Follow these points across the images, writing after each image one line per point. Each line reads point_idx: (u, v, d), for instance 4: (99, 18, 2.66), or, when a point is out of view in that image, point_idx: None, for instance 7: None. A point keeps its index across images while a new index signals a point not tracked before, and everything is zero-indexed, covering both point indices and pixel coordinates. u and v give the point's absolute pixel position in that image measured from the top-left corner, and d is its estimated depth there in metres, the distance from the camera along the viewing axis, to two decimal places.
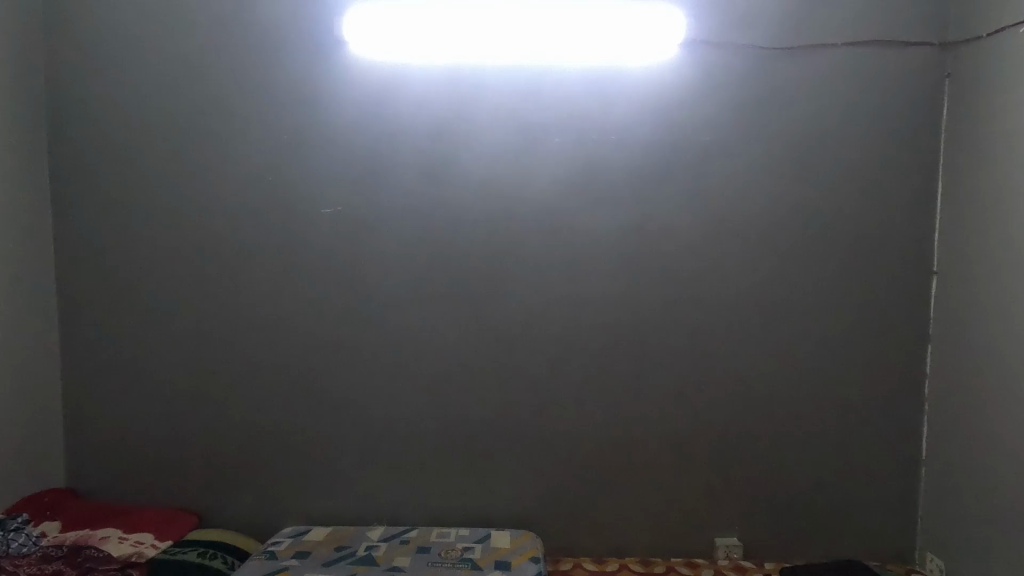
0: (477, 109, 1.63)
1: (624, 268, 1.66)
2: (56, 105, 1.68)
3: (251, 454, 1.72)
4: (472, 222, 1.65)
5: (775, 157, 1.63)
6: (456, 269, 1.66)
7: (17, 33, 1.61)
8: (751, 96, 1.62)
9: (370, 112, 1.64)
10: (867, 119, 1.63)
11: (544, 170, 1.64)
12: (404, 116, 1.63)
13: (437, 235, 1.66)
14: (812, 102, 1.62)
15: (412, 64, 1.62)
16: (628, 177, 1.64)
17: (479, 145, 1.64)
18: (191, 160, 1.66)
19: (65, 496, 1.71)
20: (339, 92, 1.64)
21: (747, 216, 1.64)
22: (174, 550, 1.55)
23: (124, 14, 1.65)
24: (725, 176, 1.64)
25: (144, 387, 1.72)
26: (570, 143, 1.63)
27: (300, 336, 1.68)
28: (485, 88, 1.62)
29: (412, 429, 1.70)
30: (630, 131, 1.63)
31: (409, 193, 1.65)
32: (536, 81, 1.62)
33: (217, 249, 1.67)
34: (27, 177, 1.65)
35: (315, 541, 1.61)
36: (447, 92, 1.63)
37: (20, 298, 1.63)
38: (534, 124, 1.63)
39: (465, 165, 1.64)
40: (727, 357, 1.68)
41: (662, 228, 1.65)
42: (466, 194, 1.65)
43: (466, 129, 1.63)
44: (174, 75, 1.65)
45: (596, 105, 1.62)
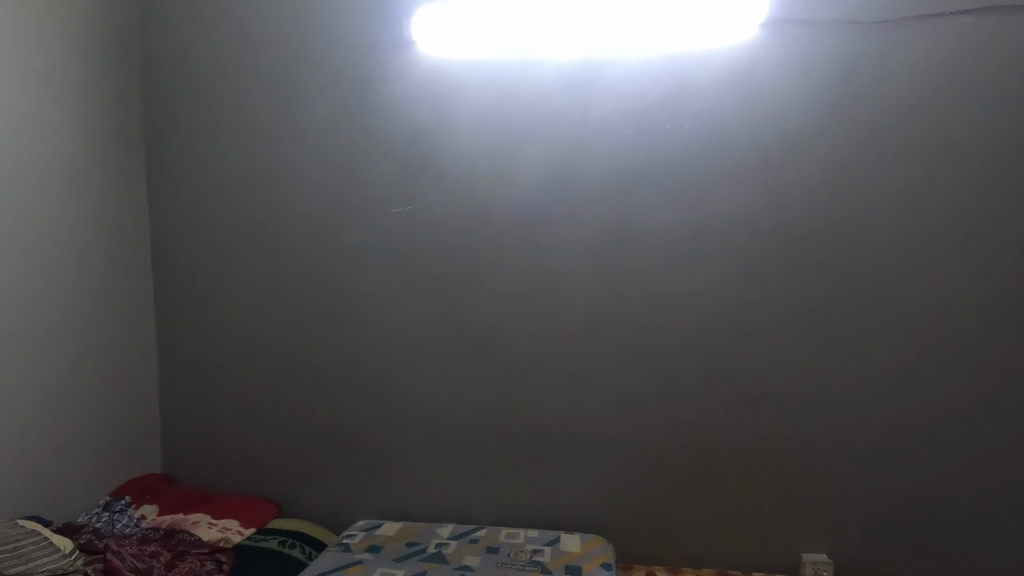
0: (544, 104, 1.59)
1: (685, 265, 1.58)
2: (152, 114, 1.80)
3: (325, 448, 1.77)
4: (540, 219, 1.62)
5: (829, 147, 1.50)
6: (523, 267, 1.64)
7: (118, 47, 1.74)
8: (802, 78, 1.50)
9: (436, 111, 1.64)
10: (945, 99, 1.46)
11: (614, 162, 1.58)
12: (471, 114, 1.63)
13: (504, 233, 1.64)
14: (863, 85, 1.48)
15: (478, 61, 1.61)
16: (650, 166, 1.56)
17: (545, 140, 1.60)
18: (270, 164, 1.73)
19: (161, 481, 1.82)
20: (404, 92, 1.65)
21: (802, 206, 1.52)
22: (257, 538, 1.61)
23: (209, 28, 1.74)
24: (779, 166, 1.52)
25: (229, 380, 1.81)
26: (641, 136, 1.56)
27: (370, 333, 1.72)
28: (553, 82, 1.59)
29: (480, 427, 1.69)
30: (706, 120, 1.54)
31: (476, 191, 1.64)
32: (570, 75, 1.58)
33: (294, 248, 1.74)
34: (127, 185, 1.77)
35: (387, 536, 1.63)
36: (513, 88, 1.60)
37: (122, 296, 1.76)
38: (604, 117, 1.57)
39: (528, 159, 1.61)
40: (817, 359, 1.55)
41: (726, 221, 1.55)
42: (534, 191, 1.62)
43: (509, 125, 1.61)
44: (251, 82, 1.73)
45: (668, 94, 1.55)
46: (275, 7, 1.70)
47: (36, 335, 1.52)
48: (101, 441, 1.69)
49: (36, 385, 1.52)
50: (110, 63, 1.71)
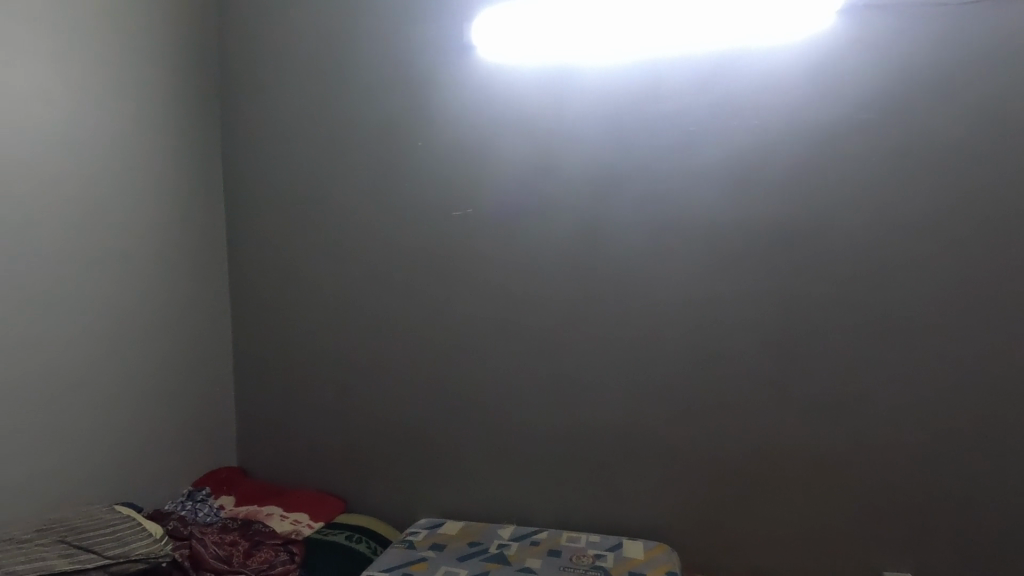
0: (606, 104, 1.58)
1: (693, 259, 1.55)
2: (229, 122, 1.91)
3: (389, 446, 1.81)
4: (601, 219, 1.61)
5: (814, 136, 1.47)
6: (576, 268, 1.63)
7: (198, 58, 1.84)
8: (785, 71, 1.47)
9: (497, 114, 1.66)
10: (952, 92, 1.39)
11: (678, 160, 1.55)
12: (531, 116, 1.64)
13: (565, 234, 1.63)
14: (850, 71, 1.44)
15: (538, 63, 1.62)
16: (622, 163, 1.58)
17: (607, 140, 1.59)
18: (337, 170, 1.80)
19: (237, 473, 1.91)
20: (460, 96, 1.69)
21: (799, 201, 1.48)
22: (325, 531, 1.67)
23: (281, 41, 1.82)
24: (764, 160, 1.50)
25: (298, 378, 1.88)
26: (707, 133, 1.52)
27: (432, 333, 1.75)
28: (614, 81, 1.57)
29: (540, 428, 1.69)
30: (776, 115, 1.48)
31: (536, 192, 1.65)
32: (632, 73, 1.56)
33: (359, 250, 1.79)
34: (207, 192, 1.88)
35: (449, 535, 1.65)
36: (574, 89, 1.60)
37: (204, 297, 1.86)
38: (667, 114, 1.54)
39: (589, 159, 1.60)
40: (899, 364, 1.46)
41: (726, 215, 1.53)
42: (596, 191, 1.60)
43: (570, 126, 1.61)
44: (320, 90, 1.80)
45: (735, 89, 1.50)
46: (342, 16, 1.76)
47: (130, 332, 1.63)
48: (184, 433, 1.79)
49: (129, 380, 1.63)
50: (191, 73, 1.82)
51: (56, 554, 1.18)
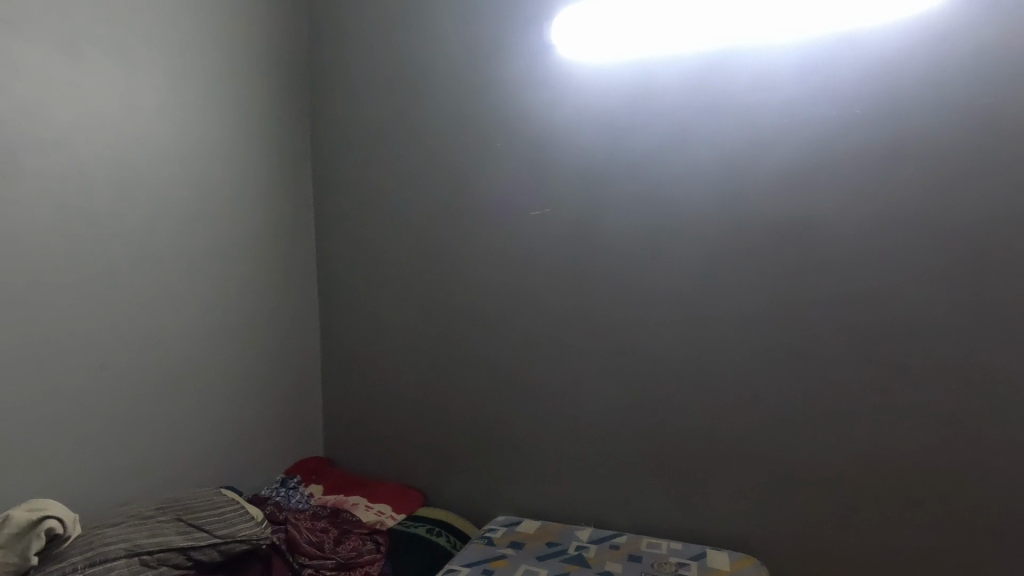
0: (688, 102, 1.54)
1: (708, 255, 1.54)
2: (318, 129, 2.00)
3: (467, 443, 1.84)
4: (685, 218, 1.56)
5: (800, 133, 1.45)
6: (652, 267, 1.60)
7: (291, 65, 1.95)
8: (775, 67, 1.46)
9: (576, 114, 1.65)
10: (960, 84, 1.32)
11: (767, 156, 1.48)
12: (612, 115, 1.61)
13: (648, 233, 1.60)
14: (842, 64, 1.40)
15: (620, 61, 1.60)
16: (690, 160, 1.54)
17: (690, 138, 1.54)
18: (419, 171, 1.85)
19: (324, 463, 2.00)
20: (536, 98, 1.69)
21: (794, 196, 1.46)
22: (407, 523, 1.73)
23: (367, 49, 1.89)
24: (751, 159, 1.49)
25: (380, 373, 1.95)
26: (800, 127, 1.45)
27: (511, 333, 1.76)
28: (698, 78, 1.53)
29: (620, 430, 1.66)
30: (879, 107, 1.38)
31: (616, 191, 1.62)
32: (717, 69, 1.51)
33: (442, 249, 1.83)
34: (299, 196, 1.98)
35: (527, 533, 1.65)
36: (652, 88, 1.57)
37: (295, 295, 1.96)
38: (755, 110, 1.48)
39: (671, 158, 1.56)
40: (980, 374, 1.34)
41: (714, 212, 1.53)
42: (679, 190, 1.56)
43: (651, 124, 1.58)
44: (404, 93, 1.85)
45: (816, 87, 1.43)
46: (426, 21, 1.80)
47: (231, 327, 1.74)
48: (278, 422, 1.90)
49: (230, 372, 1.74)
50: (285, 79, 1.92)
51: (174, 530, 1.27)
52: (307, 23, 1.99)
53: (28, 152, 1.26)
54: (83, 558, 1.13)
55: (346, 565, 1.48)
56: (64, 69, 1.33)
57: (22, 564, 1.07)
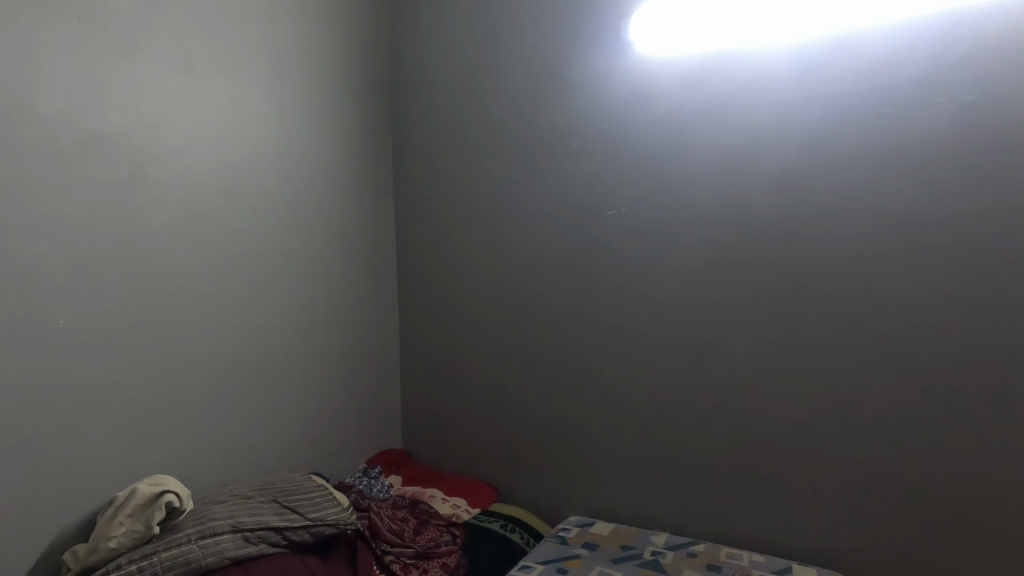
0: (763, 97, 1.49)
1: (772, 255, 1.50)
2: (399, 135, 2.09)
3: (541, 442, 1.86)
4: (767, 216, 1.50)
5: (789, 134, 1.46)
6: (730, 267, 1.55)
7: (375, 73, 2.04)
8: (770, 72, 1.47)
9: (653, 111, 1.62)
10: (956, 84, 1.30)
11: (857, 151, 1.40)
12: (689, 112, 1.57)
13: (727, 233, 1.55)
14: (836, 65, 1.41)
15: (698, 55, 1.55)
16: (772, 155, 1.48)
17: (768, 135, 1.49)
18: (496, 173, 1.89)
19: (402, 455, 2.09)
20: (612, 97, 1.68)
21: (789, 197, 1.47)
22: (482, 518, 1.77)
23: (448, 56, 1.95)
24: (742, 161, 1.52)
25: (456, 371, 2.01)
26: (894, 120, 1.36)
27: (586, 333, 1.76)
28: (776, 72, 1.47)
29: (699, 436, 1.61)
30: (984, 97, 1.28)
31: (692, 189, 1.58)
32: (799, 61, 1.44)
33: (517, 249, 1.86)
34: (381, 199, 2.07)
35: (601, 535, 1.64)
36: (717, 87, 1.53)
37: (378, 294, 2.06)
38: (841, 101, 1.41)
39: (750, 154, 1.51)
40: None
41: (740, 215, 1.53)
42: (761, 186, 1.50)
43: (728, 121, 1.53)
44: (483, 97, 1.89)
45: (792, 94, 1.46)
46: (505, 25, 1.84)
47: (320, 323, 1.84)
48: (361, 414, 1.99)
49: (319, 365, 1.84)
50: (369, 86, 2.02)
51: (272, 510, 1.37)
52: (390, 31, 2.08)
53: (150, 163, 1.39)
54: (195, 530, 1.24)
55: (424, 554, 1.53)
56: (180, 87, 1.46)
57: (147, 533, 1.21)
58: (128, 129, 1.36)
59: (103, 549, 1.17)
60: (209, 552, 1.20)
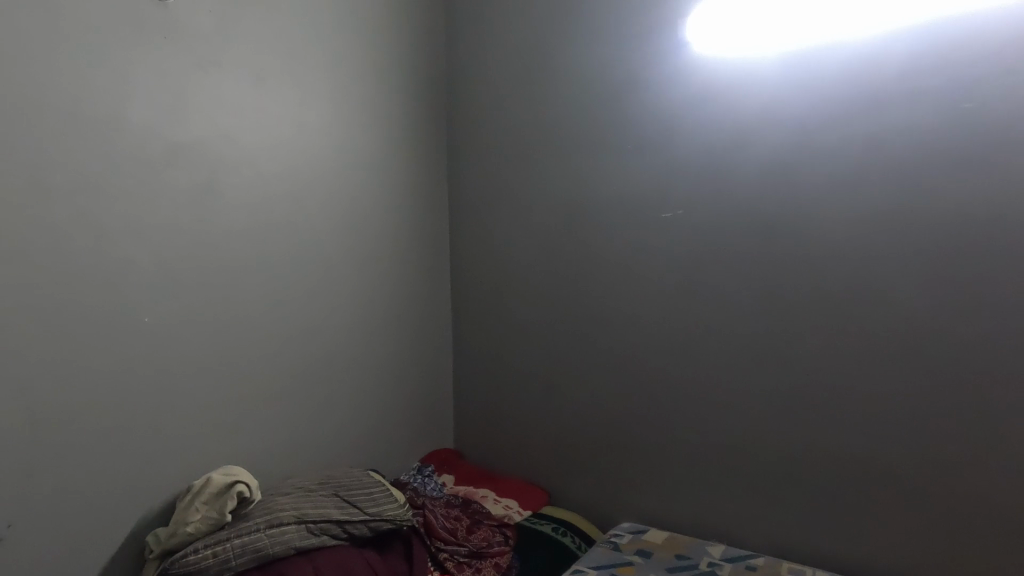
0: (824, 96, 1.43)
1: (838, 259, 1.43)
2: (453, 141, 2.13)
3: (593, 446, 1.84)
4: (831, 218, 1.43)
5: (771, 133, 1.50)
6: (791, 271, 1.49)
7: (431, 80, 2.09)
8: (752, 77, 1.52)
9: (709, 112, 1.59)
10: (937, 84, 1.31)
11: (931, 152, 1.32)
12: (747, 113, 1.53)
13: (788, 235, 1.49)
14: (822, 66, 1.42)
15: (758, 54, 1.50)
16: (835, 155, 1.42)
17: (831, 135, 1.42)
18: (548, 177, 1.89)
19: (454, 455, 2.12)
20: (669, 98, 1.65)
21: (774, 193, 1.50)
22: (534, 520, 1.77)
23: (503, 62, 1.97)
24: (726, 159, 1.57)
25: (508, 372, 2.02)
26: (972, 118, 1.28)
27: (641, 337, 1.73)
28: (838, 71, 1.41)
29: (760, 446, 1.56)
30: None
31: (748, 191, 1.54)
32: (864, 58, 1.37)
33: (569, 252, 1.86)
34: (436, 203, 2.12)
35: (655, 543, 1.61)
36: (775, 86, 1.49)
37: (432, 296, 2.10)
38: (903, 100, 1.34)
39: (812, 154, 1.45)
40: None
41: (801, 217, 1.47)
42: (824, 187, 1.44)
43: (789, 121, 1.47)
44: (537, 102, 1.91)
45: (770, 98, 1.49)
46: (561, 28, 1.84)
47: (378, 323, 1.90)
48: (416, 413, 2.04)
49: (377, 364, 1.90)
50: (426, 93, 2.07)
51: (333, 504, 1.42)
52: (446, 38, 2.13)
53: (224, 170, 1.48)
54: (263, 520, 1.30)
55: (478, 554, 1.55)
56: (251, 99, 1.54)
57: (219, 521, 1.28)
58: (206, 140, 1.44)
59: (181, 534, 1.25)
60: (276, 541, 1.26)
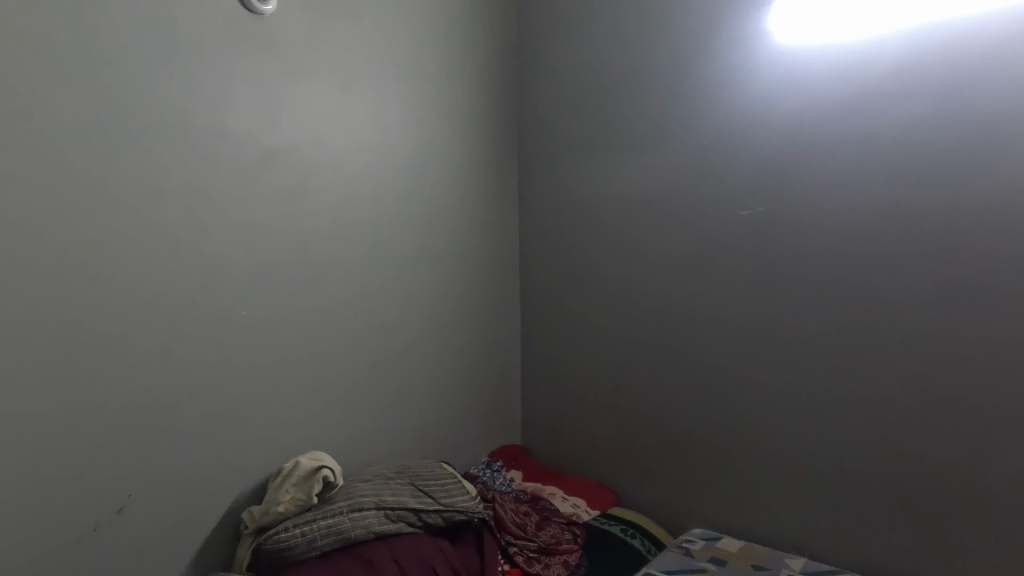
0: (906, 88, 1.34)
1: (934, 261, 1.33)
2: (525, 141, 2.15)
3: (663, 449, 1.81)
4: (923, 216, 1.34)
5: (763, 134, 1.57)
6: (882, 272, 1.39)
7: (504, 81, 2.12)
8: (733, 95, 1.62)
9: (787, 106, 1.52)
10: (913, 95, 1.34)
11: None
12: (828, 106, 1.45)
13: (876, 234, 1.40)
14: (808, 78, 1.48)
15: (840, 43, 1.43)
16: (926, 149, 1.33)
17: (920, 129, 1.33)
18: (621, 175, 1.88)
19: (521, 452, 2.14)
20: (749, 92, 1.59)
21: (846, 188, 1.44)
22: (602, 520, 1.76)
23: (577, 61, 1.98)
24: (771, 154, 1.55)
25: (576, 371, 2.02)
26: None
27: (716, 338, 1.67)
28: (921, 62, 1.33)
29: (844, 457, 1.47)
30: None
31: (831, 188, 1.46)
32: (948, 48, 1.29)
33: (640, 252, 1.83)
34: (507, 202, 2.15)
35: (729, 551, 1.55)
36: (857, 78, 1.41)
37: (502, 293, 2.13)
38: (934, 102, 1.32)
39: (898, 150, 1.36)
40: None
41: (891, 214, 1.38)
42: (917, 183, 1.34)
43: (875, 113, 1.39)
44: (611, 100, 1.90)
45: (754, 112, 1.58)
46: (638, 26, 1.82)
47: (450, 319, 1.95)
48: (485, 408, 2.08)
49: (449, 359, 1.94)
50: (498, 94, 2.10)
51: (409, 492, 1.47)
52: (519, 39, 2.16)
53: (314, 173, 1.57)
54: (346, 504, 1.37)
55: (546, 550, 1.56)
56: (336, 105, 1.62)
57: (307, 502, 1.36)
58: (296, 143, 1.53)
59: (273, 513, 1.35)
60: (358, 525, 1.33)
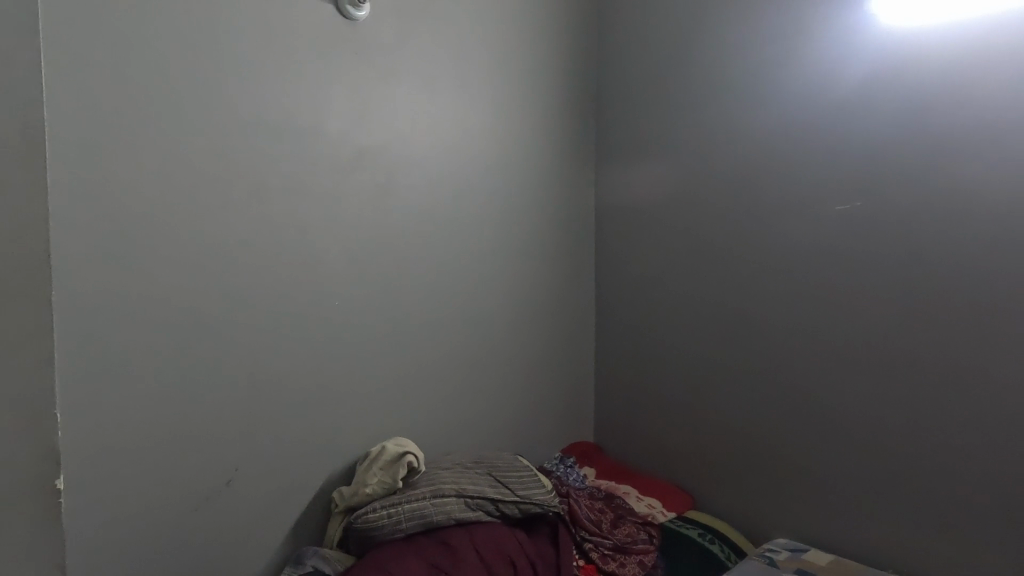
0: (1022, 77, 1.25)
1: None
2: (601, 135, 2.13)
3: (744, 453, 1.74)
4: None
5: (841, 126, 1.52)
6: (1000, 274, 1.29)
7: (582, 75, 2.10)
8: (770, 98, 1.66)
9: (887, 95, 1.43)
10: (941, 101, 1.35)
11: None
12: (933, 96, 1.36)
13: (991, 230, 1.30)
14: (844, 83, 1.51)
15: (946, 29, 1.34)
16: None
17: None
18: (703, 169, 1.82)
19: (594, 449, 2.13)
20: (846, 81, 1.51)
21: (958, 182, 1.34)
22: (679, 523, 1.72)
23: (659, 53, 1.93)
24: (868, 146, 1.47)
25: (651, 369, 1.98)
26: None
27: (806, 340, 1.60)
28: None
29: (950, 471, 1.37)
30: None
31: (938, 181, 1.37)
32: None
33: (722, 249, 1.77)
34: (583, 198, 2.13)
35: (818, 564, 1.48)
36: (966, 65, 1.32)
37: (577, 289, 2.12)
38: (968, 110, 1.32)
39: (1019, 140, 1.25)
40: None
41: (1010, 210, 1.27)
42: None
43: (990, 102, 1.29)
44: (692, 93, 1.85)
45: (789, 116, 1.62)
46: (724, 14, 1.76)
47: (526, 314, 1.96)
48: (558, 403, 2.08)
49: (524, 354, 1.96)
50: (576, 88, 2.09)
51: (487, 482, 1.50)
52: (598, 32, 2.13)
53: (400, 171, 1.63)
54: (429, 489, 1.42)
55: (622, 548, 1.55)
56: (422, 105, 1.67)
57: (392, 486, 1.43)
58: (386, 143, 1.60)
59: (361, 494, 1.42)
60: (440, 511, 1.37)
